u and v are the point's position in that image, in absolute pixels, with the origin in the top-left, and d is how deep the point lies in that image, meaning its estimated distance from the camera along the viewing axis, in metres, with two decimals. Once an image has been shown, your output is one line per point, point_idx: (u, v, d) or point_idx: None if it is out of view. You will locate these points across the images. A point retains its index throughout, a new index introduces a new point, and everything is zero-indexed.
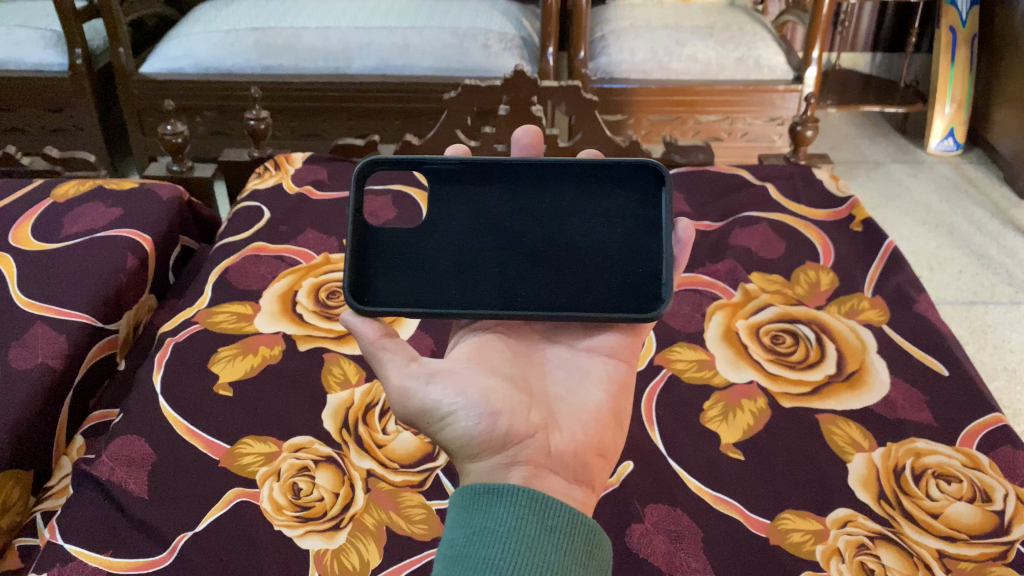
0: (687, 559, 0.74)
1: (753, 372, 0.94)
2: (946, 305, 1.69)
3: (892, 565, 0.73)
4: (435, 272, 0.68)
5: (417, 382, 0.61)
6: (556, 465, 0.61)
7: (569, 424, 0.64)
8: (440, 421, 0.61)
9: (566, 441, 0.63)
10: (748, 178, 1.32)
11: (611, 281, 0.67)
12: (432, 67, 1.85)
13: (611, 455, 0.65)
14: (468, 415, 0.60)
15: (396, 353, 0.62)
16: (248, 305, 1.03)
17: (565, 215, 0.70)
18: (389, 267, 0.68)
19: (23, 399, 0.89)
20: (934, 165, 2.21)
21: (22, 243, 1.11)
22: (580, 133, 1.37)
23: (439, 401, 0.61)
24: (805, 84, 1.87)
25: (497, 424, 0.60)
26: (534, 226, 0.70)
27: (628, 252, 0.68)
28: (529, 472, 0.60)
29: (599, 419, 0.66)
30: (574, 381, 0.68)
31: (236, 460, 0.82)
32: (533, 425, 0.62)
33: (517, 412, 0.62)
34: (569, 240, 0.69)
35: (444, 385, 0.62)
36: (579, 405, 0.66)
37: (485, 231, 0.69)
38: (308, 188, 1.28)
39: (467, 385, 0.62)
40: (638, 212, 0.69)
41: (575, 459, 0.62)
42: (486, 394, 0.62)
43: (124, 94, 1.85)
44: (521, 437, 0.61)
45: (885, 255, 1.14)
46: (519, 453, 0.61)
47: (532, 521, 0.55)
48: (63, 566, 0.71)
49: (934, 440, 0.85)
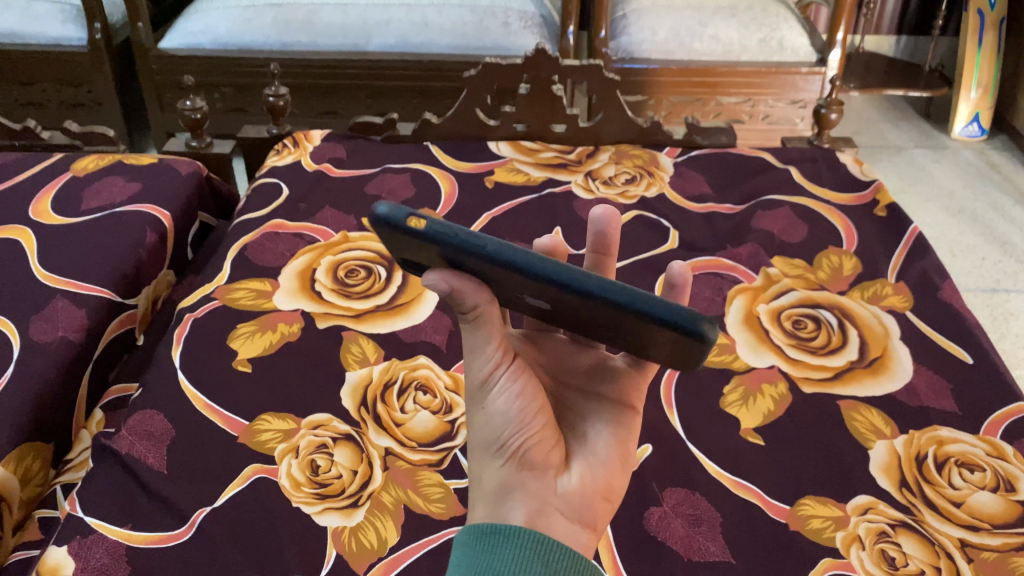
0: (706, 543, 0.74)
1: (774, 357, 0.93)
2: (968, 292, 1.67)
3: (913, 553, 0.72)
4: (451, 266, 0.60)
5: (498, 368, 0.59)
6: (560, 503, 0.57)
7: (582, 464, 0.59)
8: (490, 416, 0.59)
9: (574, 483, 0.58)
10: (770, 161, 1.31)
11: (642, 328, 0.56)
12: (450, 45, 1.84)
13: (618, 500, 0.60)
14: (519, 427, 0.57)
15: (495, 324, 0.59)
16: (266, 282, 1.02)
17: (607, 341, 0.64)
18: (404, 246, 0.60)
19: (42, 372, 0.90)
20: (958, 150, 2.17)
21: (42, 216, 1.11)
22: (601, 114, 1.36)
23: (503, 399, 0.58)
24: (828, 67, 1.86)
25: (527, 445, 0.57)
26: (566, 321, 0.64)
27: (658, 346, 0.59)
28: (534, 507, 0.56)
29: (609, 463, 0.60)
30: (593, 420, 0.63)
31: (254, 436, 0.82)
32: (553, 460, 0.58)
33: (550, 443, 0.58)
34: (601, 330, 0.62)
35: (516, 386, 0.59)
36: (592, 445, 0.61)
37: (513, 299, 0.63)
38: (327, 165, 1.27)
39: (525, 398, 0.59)
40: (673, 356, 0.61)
41: (580, 500, 0.58)
42: (539, 413, 0.59)
43: (143, 69, 1.85)
44: (536, 467, 0.57)
45: (910, 240, 1.12)
46: (529, 485, 0.57)
47: (535, 562, 0.52)
48: (82, 539, 0.71)
49: (957, 429, 0.84)
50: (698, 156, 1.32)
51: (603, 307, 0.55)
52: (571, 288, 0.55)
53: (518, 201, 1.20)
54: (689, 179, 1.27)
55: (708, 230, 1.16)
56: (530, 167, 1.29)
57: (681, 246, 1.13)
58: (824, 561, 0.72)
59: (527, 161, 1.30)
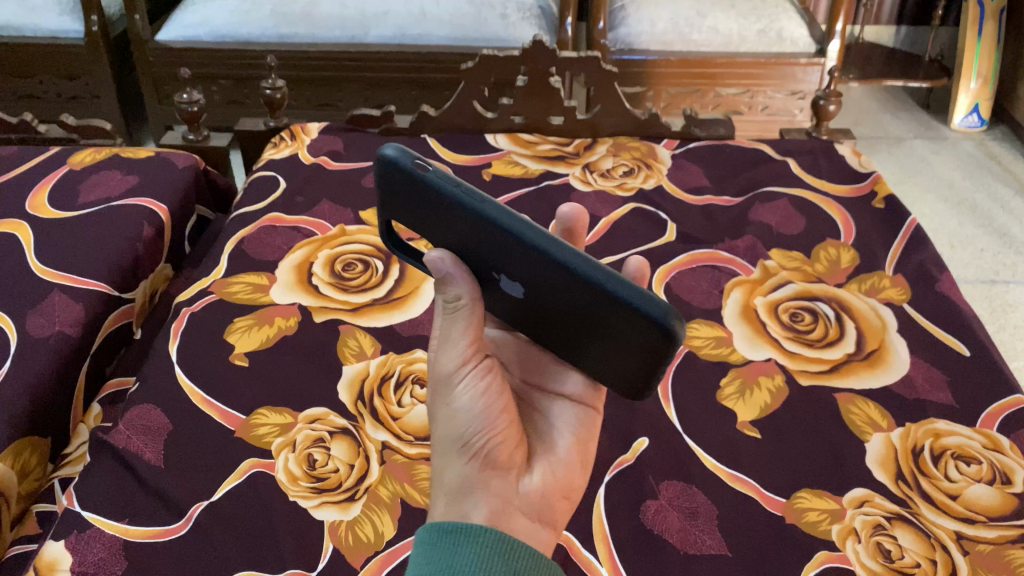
0: (702, 536, 0.74)
1: (771, 350, 0.93)
2: (966, 284, 1.67)
3: (909, 545, 0.72)
4: (450, 228, 0.66)
5: (468, 362, 0.60)
6: (522, 504, 0.58)
7: (542, 466, 0.61)
8: (454, 411, 0.60)
9: (536, 484, 0.60)
10: (769, 153, 1.30)
11: (611, 318, 0.61)
12: (448, 37, 1.83)
13: (577, 500, 0.63)
14: (483, 424, 0.59)
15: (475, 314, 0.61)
16: (263, 276, 1.02)
17: (574, 354, 0.68)
18: (415, 202, 0.67)
19: (40, 366, 0.90)
20: (957, 141, 2.17)
21: (39, 210, 1.11)
22: (599, 105, 1.35)
23: (468, 395, 0.59)
24: (827, 58, 1.85)
25: (492, 444, 0.58)
26: (543, 325, 0.68)
27: (622, 351, 0.63)
28: (497, 507, 0.57)
29: (571, 463, 0.63)
30: (554, 425, 0.65)
31: (251, 430, 0.82)
32: (516, 460, 0.59)
33: (512, 443, 0.60)
34: (575, 336, 0.66)
35: (484, 382, 0.60)
36: (554, 447, 0.63)
37: (495, 290, 0.68)
38: (324, 158, 1.27)
39: (492, 392, 0.60)
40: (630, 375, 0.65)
41: (540, 500, 0.59)
42: (503, 413, 0.60)
43: (140, 62, 1.84)
44: (500, 467, 0.58)
45: (908, 232, 1.12)
46: (492, 484, 0.58)
47: (497, 562, 0.52)
48: (80, 533, 0.72)
49: (954, 422, 0.84)
50: (696, 148, 1.32)
51: (579, 284, 0.60)
52: (557, 262, 0.60)
53: (516, 194, 1.20)
54: (687, 171, 1.27)
55: (706, 222, 1.16)
56: (528, 160, 1.29)
57: (679, 238, 1.12)
58: (820, 554, 0.72)
59: (525, 153, 1.30)
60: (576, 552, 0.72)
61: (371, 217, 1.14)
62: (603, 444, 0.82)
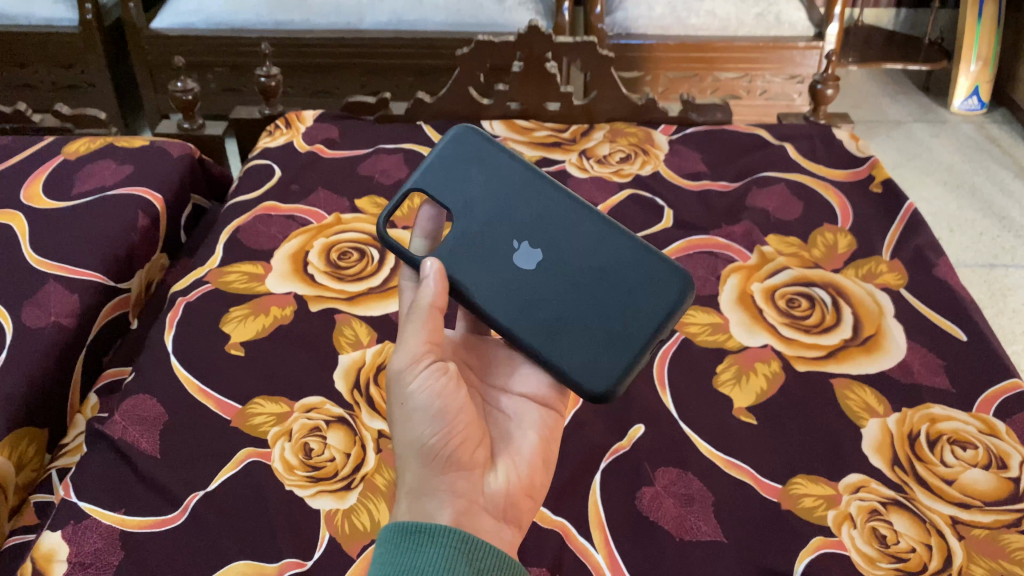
0: (697, 522, 0.74)
1: (768, 336, 0.93)
2: (964, 268, 1.67)
3: (904, 530, 0.73)
4: (499, 189, 0.77)
5: (419, 362, 0.62)
6: (488, 504, 0.60)
7: (505, 467, 0.64)
8: (409, 412, 0.61)
9: (500, 482, 0.62)
10: (766, 138, 1.30)
11: (632, 276, 0.72)
12: (444, 22, 1.82)
13: (537, 500, 0.65)
14: (434, 424, 0.60)
15: (430, 318, 0.64)
16: (258, 265, 1.02)
17: (558, 334, 0.70)
18: (469, 166, 0.78)
19: (36, 357, 0.90)
20: (957, 124, 2.16)
21: (33, 201, 1.11)
22: (596, 91, 1.35)
23: (419, 395, 0.61)
24: (826, 41, 1.83)
25: (450, 444, 0.60)
26: (532, 303, 0.71)
27: (621, 320, 0.70)
28: (463, 506, 0.58)
29: (531, 462, 0.66)
30: (518, 428, 0.69)
31: (247, 420, 0.82)
32: (477, 460, 0.62)
33: (468, 443, 0.61)
34: (573, 307, 0.71)
35: (439, 381, 0.61)
36: (515, 450, 0.66)
37: (502, 258, 0.73)
38: (319, 146, 1.26)
39: (446, 391, 0.61)
40: (615, 350, 0.69)
41: (506, 499, 0.62)
42: (456, 412, 0.61)
43: (135, 50, 1.83)
44: (462, 467, 0.60)
45: (906, 216, 1.12)
46: (455, 484, 0.59)
47: (461, 562, 0.53)
48: (76, 524, 0.72)
49: (950, 406, 0.84)
50: (694, 133, 1.32)
51: (617, 242, 0.73)
52: (603, 223, 0.75)
53: None
54: (684, 157, 1.26)
55: (702, 207, 1.16)
56: (524, 146, 1.28)
57: (675, 225, 1.12)
58: (815, 539, 0.72)
59: (520, 140, 1.30)
60: (571, 538, 0.72)
61: (366, 206, 1.14)
62: (599, 431, 0.82)
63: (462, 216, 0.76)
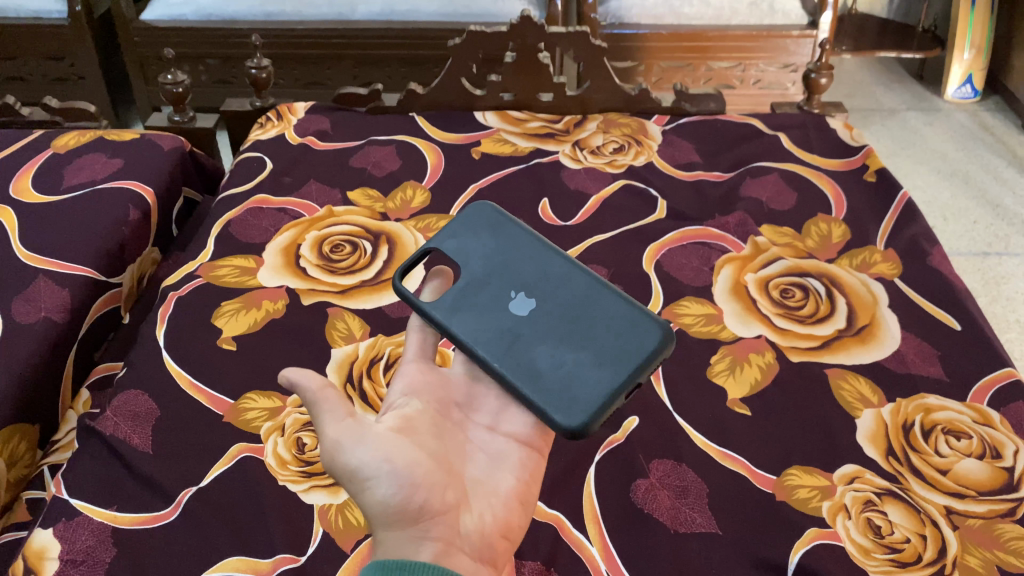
0: (692, 515, 0.74)
1: (762, 327, 0.93)
2: (958, 256, 1.67)
3: (899, 521, 0.72)
4: (505, 252, 0.80)
5: (346, 439, 0.58)
6: (465, 544, 0.58)
7: (481, 505, 0.62)
8: (362, 488, 0.58)
9: (476, 522, 0.60)
10: (759, 127, 1.29)
11: (613, 324, 0.72)
12: (437, 12, 1.81)
13: (517, 539, 0.62)
14: (390, 482, 0.57)
15: (328, 404, 0.60)
16: (250, 259, 1.01)
17: (539, 373, 0.69)
18: (482, 233, 0.82)
19: (26, 352, 0.89)
20: (951, 113, 2.16)
21: (23, 195, 1.10)
22: (589, 81, 1.33)
23: (363, 463, 0.58)
24: (819, 30, 1.82)
25: (412, 498, 0.57)
26: (520, 343, 0.71)
27: (598, 364, 0.69)
28: (441, 548, 0.56)
29: (508, 502, 0.63)
30: (497, 465, 0.66)
31: (240, 415, 0.81)
32: (451, 501, 0.60)
33: (435, 488, 0.59)
34: (558, 351, 0.71)
35: (379, 447, 0.58)
36: (491, 489, 0.63)
37: (499, 307, 0.75)
38: (311, 138, 1.25)
39: (393, 449, 0.59)
40: (591, 390, 0.68)
41: (481, 539, 0.59)
42: (410, 467, 0.58)
43: (125, 41, 1.81)
44: (437, 512, 0.58)
45: (900, 205, 1.11)
46: (431, 528, 0.57)
47: None
48: (68, 521, 0.71)
49: (945, 396, 0.84)
50: (687, 123, 1.31)
51: (607, 297, 0.74)
52: (597, 282, 0.76)
53: (505, 172, 1.19)
54: (677, 147, 1.26)
55: (696, 198, 1.15)
56: (517, 137, 1.27)
57: (669, 216, 1.12)
58: (811, 531, 0.72)
59: (514, 131, 1.29)
60: (566, 532, 0.72)
61: (359, 198, 1.13)
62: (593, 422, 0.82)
63: (470, 271, 0.78)
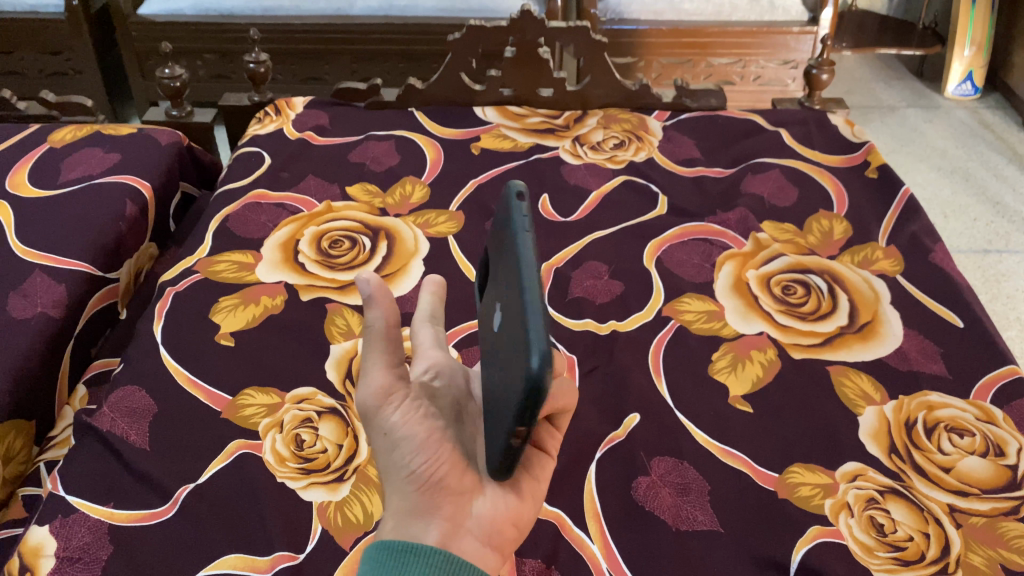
0: (694, 513, 0.73)
1: (763, 324, 0.92)
2: (959, 254, 1.67)
3: (902, 519, 0.72)
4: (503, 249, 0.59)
5: (390, 395, 0.58)
6: (472, 528, 0.56)
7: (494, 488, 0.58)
8: (392, 447, 0.57)
9: (489, 507, 0.57)
10: (760, 123, 1.29)
11: (511, 358, 0.49)
12: (435, 8, 1.81)
13: (525, 530, 0.59)
14: (418, 451, 0.55)
15: (390, 347, 0.60)
16: (248, 254, 1.01)
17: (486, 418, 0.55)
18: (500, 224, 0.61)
19: (22, 348, 0.88)
20: (951, 110, 2.15)
21: (19, 190, 1.09)
22: (589, 77, 1.32)
23: (399, 426, 0.57)
24: (820, 26, 1.81)
25: (437, 471, 0.55)
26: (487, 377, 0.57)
27: (495, 424, 0.51)
28: (447, 531, 0.55)
29: (521, 490, 0.59)
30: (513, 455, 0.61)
31: (237, 411, 0.81)
32: (468, 484, 0.56)
33: (457, 466, 0.56)
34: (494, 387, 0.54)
35: (417, 414, 0.57)
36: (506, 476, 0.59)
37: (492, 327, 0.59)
38: (309, 133, 1.25)
39: (428, 422, 0.57)
40: (494, 444, 0.51)
41: (491, 525, 0.56)
42: (443, 440, 0.57)
43: (123, 35, 1.79)
44: (450, 492, 0.55)
45: (902, 202, 1.11)
46: (442, 508, 0.55)
47: None
48: (65, 518, 0.71)
49: (947, 394, 0.84)
50: (688, 119, 1.31)
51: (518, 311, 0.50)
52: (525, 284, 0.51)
53: (504, 167, 1.18)
54: (678, 143, 1.25)
55: (697, 194, 1.15)
56: (517, 133, 1.27)
57: (670, 212, 1.11)
58: (813, 529, 0.71)
59: (514, 127, 1.28)
60: (567, 530, 0.72)
61: (358, 194, 1.13)
62: (594, 420, 0.82)
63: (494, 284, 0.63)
